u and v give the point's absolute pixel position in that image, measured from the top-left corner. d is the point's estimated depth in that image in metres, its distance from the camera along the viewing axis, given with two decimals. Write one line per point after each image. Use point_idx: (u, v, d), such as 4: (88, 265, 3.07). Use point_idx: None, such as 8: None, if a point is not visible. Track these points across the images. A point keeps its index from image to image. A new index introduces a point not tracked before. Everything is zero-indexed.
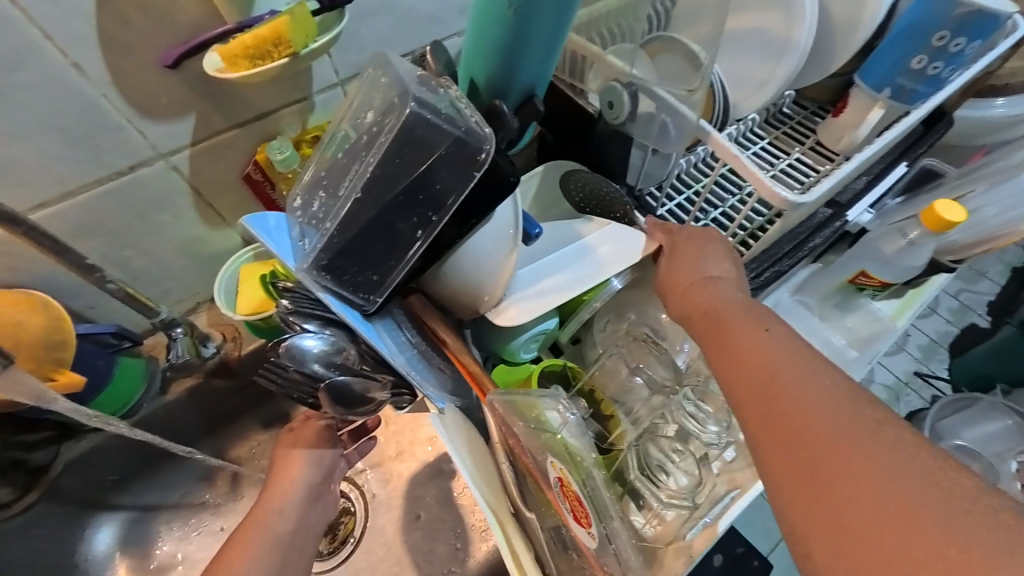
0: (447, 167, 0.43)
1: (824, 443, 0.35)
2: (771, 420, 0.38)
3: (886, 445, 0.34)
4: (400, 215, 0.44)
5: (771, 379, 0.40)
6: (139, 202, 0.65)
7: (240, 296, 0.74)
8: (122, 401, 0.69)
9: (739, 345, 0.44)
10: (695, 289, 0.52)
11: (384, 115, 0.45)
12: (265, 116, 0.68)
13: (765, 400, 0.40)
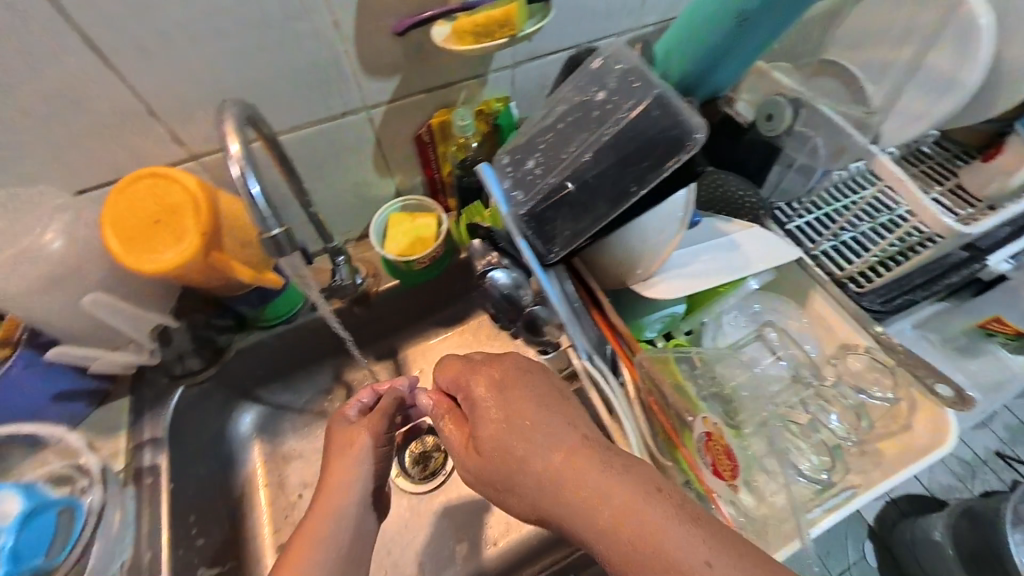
0: (663, 146, 0.49)
1: (665, 543, 0.40)
2: (595, 507, 0.43)
3: (692, 545, 0.39)
4: (608, 181, 0.51)
5: (575, 461, 0.46)
6: (338, 144, 0.77)
7: (389, 238, 0.87)
8: (283, 313, 0.82)
9: (510, 443, 0.49)
10: (493, 399, 0.53)
11: (618, 95, 0.53)
12: (449, 85, 0.78)
13: (560, 496, 0.45)
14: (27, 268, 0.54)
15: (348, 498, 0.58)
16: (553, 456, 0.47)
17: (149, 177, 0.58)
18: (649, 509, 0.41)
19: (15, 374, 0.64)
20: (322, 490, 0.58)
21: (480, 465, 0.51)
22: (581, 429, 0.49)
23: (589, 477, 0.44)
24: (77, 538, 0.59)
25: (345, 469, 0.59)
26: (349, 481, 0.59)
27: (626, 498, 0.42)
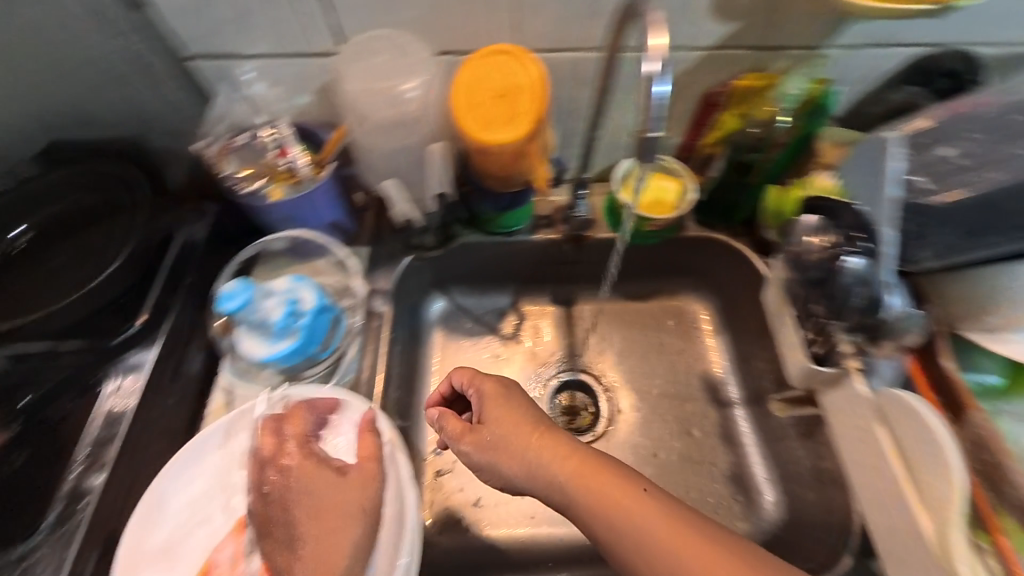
0: None
1: (639, 519, 0.51)
2: (595, 508, 0.53)
3: (659, 525, 0.50)
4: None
5: (580, 470, 0.55)
6: (634, 79, 0.76)
7: (629, 188, 0.82)
8: (515, 222, 0.86)
9: (512, 441, 0.59)
10: (504, 417, 0.61)
11: None
12: (774, 49, 0.72)
13: (584, 504, 0.54)
14: (387, 103, 0.61)
15: (354, 533, 0.52)
16: (542, 451, 0.58)
17: (503, 54, 0.60)
18: (630, 505, 0.52)
19: (319, 192, 0.74)
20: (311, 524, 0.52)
21: (492, 457, 0.60)
22: (554, 439, 0.59)
23: (597, 484, 0.54)
24: (339, 340, 0.66)
25: (318, 481, 0.55)
26: (358, 517, 0.53)
27: (623, 498, 0.53)
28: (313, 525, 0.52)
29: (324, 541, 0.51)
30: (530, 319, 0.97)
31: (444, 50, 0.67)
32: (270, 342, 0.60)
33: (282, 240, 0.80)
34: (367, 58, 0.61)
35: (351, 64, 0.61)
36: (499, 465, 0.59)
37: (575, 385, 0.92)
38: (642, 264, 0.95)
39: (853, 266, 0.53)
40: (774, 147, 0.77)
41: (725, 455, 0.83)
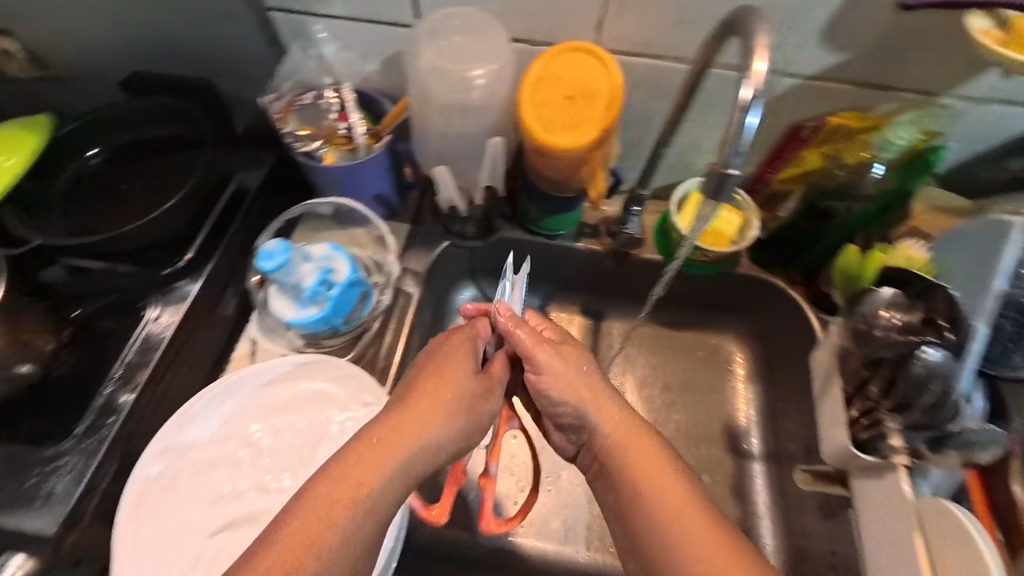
0: None
1: (659, 498, 0.48)
2: (647, 472, 0.50)
3: (672, 493, 0.49)
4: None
5: (633, 441, 0.53)
6: (718, 97, 0.70)
7: (682, 213, 0.79)
8: (559, 227, 0.81)
9: (583, 380, 0.57)
10: (569, 369, 0.57)
11: None
12: (884, 89, 0.64)
13: (621, 468, 0.52)
14: (453, 85, 0.58)
15: (428, 442, 0.49)
16: (607, 410, 0.55)
17: (577, 50, 0.56)
18: (668, 484, 0.49)
19: (372, 162, 0.73)
20: (389, 428, 0.48)
21: (578, 380, 0.57)
22: (615, 408, 0.56)
23: (651, 467, 0.51)
24: (364, 315, 0.66)
25: (450, 394, 0.52)
26: (433, 432, 0.49)
27: (669, 484, 0.49)
28: (388, 423, 0.48)
29: (382, 454, 0.46)
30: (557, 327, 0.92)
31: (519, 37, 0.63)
32: (298, 306, 0.62)
33: (327, 206, 0.78)
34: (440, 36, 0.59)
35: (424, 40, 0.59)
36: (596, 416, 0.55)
37: None
38: (685, 295, 0.89)
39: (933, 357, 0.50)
40: (861, 196, 0.69)
41: (733, 506, 0.79)
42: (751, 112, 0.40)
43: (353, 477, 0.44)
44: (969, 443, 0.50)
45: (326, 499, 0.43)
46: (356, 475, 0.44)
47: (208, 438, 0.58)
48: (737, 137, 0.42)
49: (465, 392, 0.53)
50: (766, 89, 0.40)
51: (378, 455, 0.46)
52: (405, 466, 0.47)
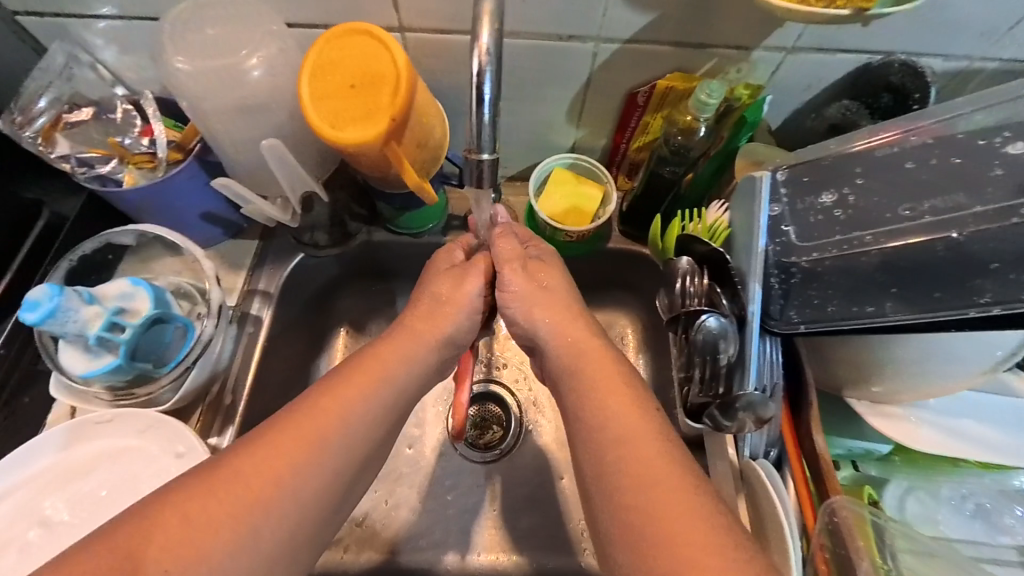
0: None
1: (623, 424, 0.42)
2: (598, 394, 0.45)
3: (631, 424, 0.42)
4: (959, 275, 0.35)
5: (597, 360, 0.47)
6: (549, 69, 0.65)
7: (545, 194, 0.73)
8: (421, 224, 0.74)
9: (555, 297, 0.53)
10: (534, 288, 0.53)
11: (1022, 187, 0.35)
12: (703, 46, 0.61)
13: (584, 384, 0.46)
14: (227, 86, 0.52)
15: (361, 418, 0.45)
16: (569, 325, 0.51)
17: (360, 34, 0.51)
18: (630, 416, 0.43)
19: (174, 179, 0.63)
20: (328, 400, 0.44)
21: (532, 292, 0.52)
22: (582, 326, 0.51)
23: (607, 378, 0.46)
24: (182, 355, 0.58)
25: (406, 353, 0.50)
26: (367, 410, 0.45)
27: (625, 409, 0.43)
28: (334, 388, 0.45)
29: (310, 431, 0.42)
30: None
31: (310, 25, 0.57)
32: (92, 356, 0.55)
33: (130, 235, 0.64)
34: (205, 32, 0.52)
35: (184, 38, 0.52)
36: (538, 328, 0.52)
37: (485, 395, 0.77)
38: (572, 274, 0.81)
39: (714, 325, 0.41)
40: (699, 159, 0.66)
41: None
42: (483, 89, 0.36)
43: (267, 470, 0.39)
44: (754, 405, 0.40)
45: (234, 486, 0.38)
46: (283, 455, 0.40)
47: (48, 467, 0.54)
48: (482, 117, 0.38)
49: (418, 357, 0.51)
50: (494, 62, 0.36)
51: (299, 435, 0.41)
52: (338, 444, 0.43)
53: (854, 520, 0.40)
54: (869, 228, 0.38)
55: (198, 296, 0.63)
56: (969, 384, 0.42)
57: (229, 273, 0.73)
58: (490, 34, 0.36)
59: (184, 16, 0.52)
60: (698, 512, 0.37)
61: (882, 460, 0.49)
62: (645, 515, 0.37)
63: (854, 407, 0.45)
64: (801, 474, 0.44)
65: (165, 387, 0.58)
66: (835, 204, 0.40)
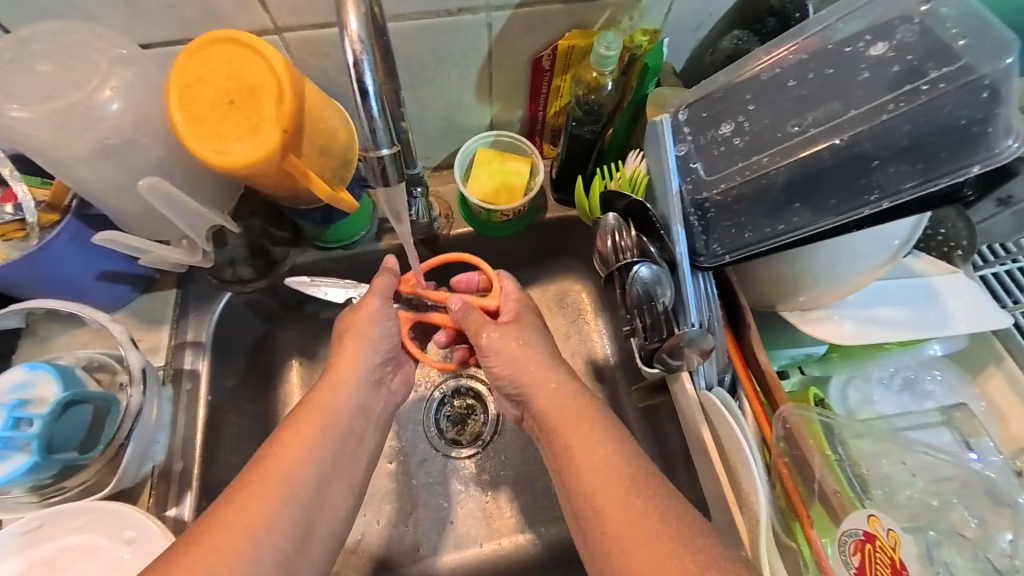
0: (919, 159, 0.36)
1: (598, 471, 0.44)
2: (569, 441, 0.47)
3: (609, 472, 0.44)
4: (848, 178, 0.38)
5: (566, 407, 0.49)
6: (444, 49, 0.63)
7: (470, 178, 0.72)
8: (350, 235, 0.70)
9: (514, 347, 0.54)
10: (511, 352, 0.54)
11: (886, 86, 0.38)
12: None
13: (557, 437, 0.48)
14: (81, 128, 0.45)
15: (291, 495, 0.44)
16: (533, 369, 0.53)
17: (224, 43, 0.46)
18: (606, 455, 0.45)
19: (53, 244, 0.56)
20: (260, 477, 0.44)
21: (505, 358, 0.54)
22: (545, 368, 0.53)
23: (568, 423, 0.48)
24: (112, 433, 0.53)
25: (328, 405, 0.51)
26: (295, 475, 0.45)
27: (589, 441, 0.46)
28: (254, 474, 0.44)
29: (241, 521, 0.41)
30: None
31: (169, 42, 0.51)
32: None
33: (15, 317, 0.57)
34: (38, 70, 0.45)
35: (14, 82, 0.44)
36: (495, 366, 0.54)
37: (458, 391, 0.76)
38: (513, 252, 0.80)
39: (642, 273, 0.42)
40: (612, 114, 0.66)
41: None
42: (363, 79, 0.33)
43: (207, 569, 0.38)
44: (695, 340, 0.42)
45: None
46: (235, 536, 0.40)
47: None
48: (371, 110, 0.35)
49: (333, 433, 0.49)
50: (370, 49, 0.33)
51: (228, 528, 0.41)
52: (291, 487, 0.45)
53: (801, 421, 0.43)
54: (765, 151, 0.40)
55: (116, 364, 0.57)
56: (881, 274, 0.46)
57: (151, 331, 0.66)
58: (357, 19, 0.33)
59: (8, 56, 0.45)
60: (671, 535, 0.39)
61: (822, 360, 0.54)
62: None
63: (787, 320, 0.49)
64: (752, 392, 0.47)
65: (96, 473, 0.53)
66: (733, 133, 0.42)
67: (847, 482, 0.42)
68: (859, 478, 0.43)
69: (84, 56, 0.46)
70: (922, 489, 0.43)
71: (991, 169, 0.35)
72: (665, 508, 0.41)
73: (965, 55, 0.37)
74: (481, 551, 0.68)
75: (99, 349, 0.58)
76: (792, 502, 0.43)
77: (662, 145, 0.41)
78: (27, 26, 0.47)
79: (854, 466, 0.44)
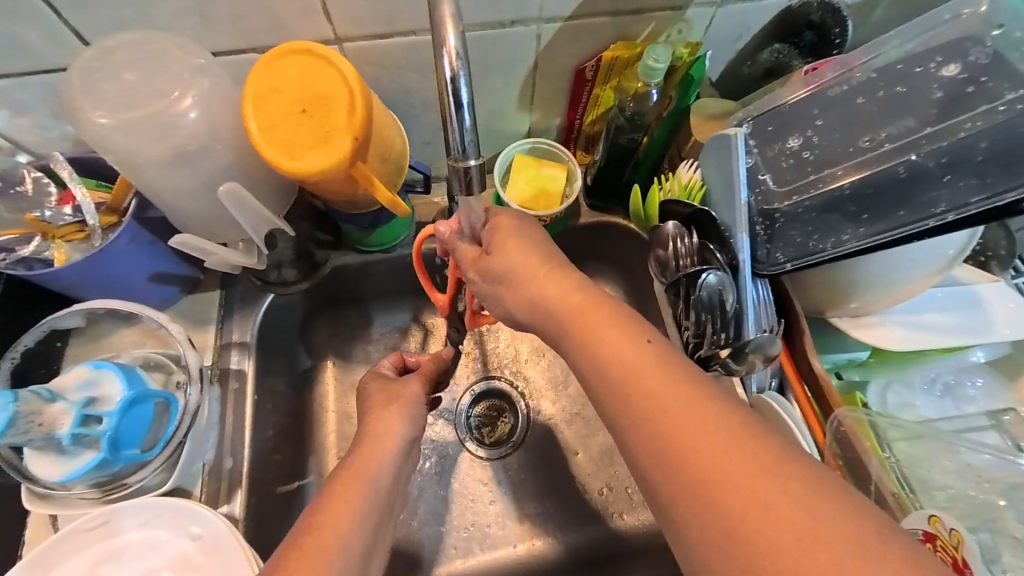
0: (990, 173, 0.38)
1: (635, 375, 0.38)
2: (593, 346, 0.41)
3: (648, 377, 0.38)
4: (917, 190, 0.40)
5: (582, 310, 0.43)
6: (492, 58, 0.64)
7: (509, 183, 0.74)
8: (391, 238, 0.71)
9: (515, 263, 0.48)
10: (513, 263, 0.48)
11: (952, 103, 0.40)
12: (638, 13, 0.62)
13: (577, 344, 0.43)
14: (157, 134, 0.47)
15: (354, 534, 0.45)
16: (537, 281, 0.46)
17: (300, 54, 0.48)
18: (635, 356, 0.39)
19: (114, 244, 0.57)
20: (325, 514, 0.45)
21: (504, 279, 0.49)
22: (551, 276, 0.46)
23: (592, 330, 0.42)
24: (171, 430, 0.55)
25: (374, 453, 0.52)
26: (352, 518, 0.46)
27: (616, 347, 0.40)
28: (320, 510, 0.46)
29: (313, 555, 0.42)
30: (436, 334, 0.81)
31: (237, 51, 0.53)
32: (66, 459, 0.51)
33: (76, 317, 0.58)
34: (119, 78, 0.46)
35: (94, 89, 0.46)
36: (503, 297, 0.50)
37: (490, 393, 0.78)
38: None
39: (710, 280, 0.44)
40: (653, 124, 0.68)
41: None
42: (459, 92, 0.35)
43: None
44: (762, 345, 0.45)
45: None
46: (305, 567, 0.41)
47: None
48: (461, 121, 0.37)
49: (378, 480, 0.50)
50: (466, 65, 0.35)
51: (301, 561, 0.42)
52: (359, 508, 0.47)
53: (856, 424, 0.45)
54: (836, 164, 0.42)
55: (172, 363, 0.59)
56: (931, 282, 0.47)
57: (197, 331, 0.67)
58: (455, 36, 0.34)
59: (91, 63, 0.46)
60: (735, 450, 0.33)
61: (861, 365, 0.56)
62: (706, 498, 0.33)
63: (837, 325, 0.50)
64: (804, 397, 0.49)
65: (156, 470, 0.54)
66: (802, 146, 0.44)
67: (901, 483, 0.44)
68: (911, 477, 0.45)
69: (163, 64, 0.47)
70: (973, 491, 0.44)
71: None
72: (726, 419, 0.35)
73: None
74: (517, 551, 0.69)
75: (154, 349, 0.60)
76: None
77: (733, 156, 0.43)
78: (105, 35, 0.49)
79: (906, 468, 0.45)
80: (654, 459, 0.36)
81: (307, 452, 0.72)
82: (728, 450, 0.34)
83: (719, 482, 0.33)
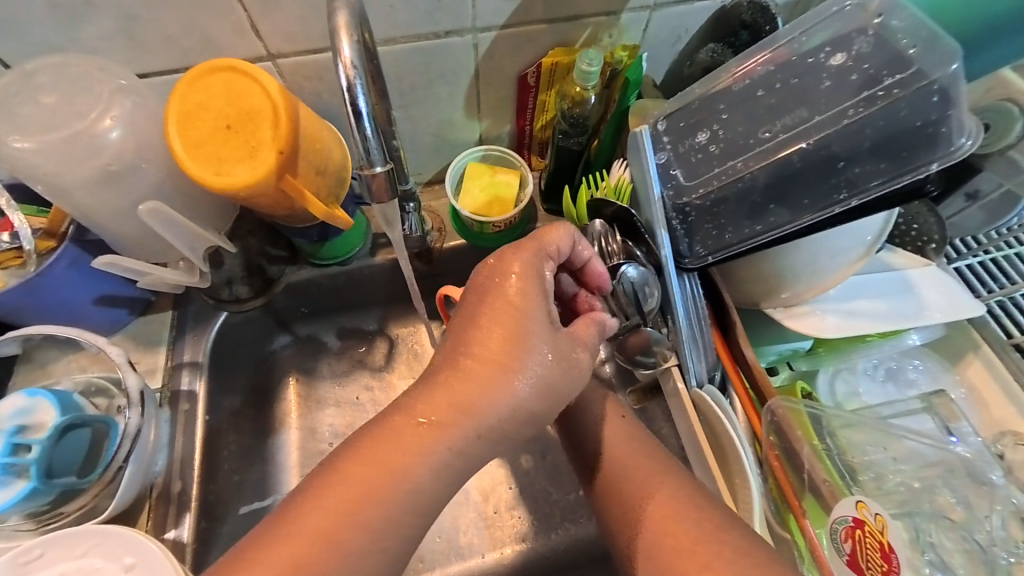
0: (879, 157, 0.41)
1: (610, 444, 0.48)
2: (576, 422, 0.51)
3: (621, 446, 0.47)
4: (818, 178, 0.42)
5: None
6: (433, 69, 0.65)
7: (463, 192, 0.73)
8: (345, 251, 0.70)
9: None
10: None
11: (847, 90, 0.43)
12: (573, 19, 0.63)
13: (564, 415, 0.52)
14: (83, 156, 0.47)
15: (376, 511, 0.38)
16: None
17: (224, 71, 0.48)
18: (610, 428, 0.48)
19: (52, 269, 0.56)
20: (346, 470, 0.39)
21: None
22: None
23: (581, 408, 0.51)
24: (112, 455, 0.53)
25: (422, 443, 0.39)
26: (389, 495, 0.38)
27: (597, 422, 0.49)
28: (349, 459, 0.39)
29: (326, 511, 0.37)
30: (399, 344, 0.81)
31: (168, 71, 0.53)
32: None
33: (12, 344, 0.57)
34: (42, 102, 0.46)
35: (17, 115, 0.46)
36: None
37: None
38: None
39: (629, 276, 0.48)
40: (597, 126, 0.68)
41: None
42: (357, 101, 0.39)
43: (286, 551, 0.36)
44: (660, 341, 0.50)
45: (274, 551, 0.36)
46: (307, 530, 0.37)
47: None
48: (365, 131, 0.41)
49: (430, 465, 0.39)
50: (362, 74, 0.38)
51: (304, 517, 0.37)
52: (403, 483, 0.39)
53: (789, 413, 0.45)
54: (739, 156, 0.45)
55: (114, 388, 0.58)
56: (856, 268, 0.48)
57: (147, 354, 0.66)
58: (350, 46, 0.38)
59: (12, 89, 0.46)
60: (684, 507, 0.41)
61: (809, 355, 0.56)
62: (657, 544, 0.40)
63: (773, 317, 0.51)
64: (741, 390, 0.49)
65: (96, 497, 0.52)
66: (710, 141, 0.47)
67: (835, 468, 0.44)
68: (848, 464, 0.45)
69: (85, 87, 0.47)
70: (909, 479, 0.44)
71: (950, 165, 0.40)
72: (681, 480, 0.43)
73: (919, 60, 0.41)
74: (486, 562, 0.68)
75: (97, 373, 0.59)
76: (780, 486, 0.45)
77: (644, 155, 0.45)
78: (32, 61, 0.49)
79: (842, 457, 0.45)
80: (617, 511, 0.44)
81: (270, 470, 0.71)
82: (680, 506, 0.41)
83: (667, 533, 0.40)
